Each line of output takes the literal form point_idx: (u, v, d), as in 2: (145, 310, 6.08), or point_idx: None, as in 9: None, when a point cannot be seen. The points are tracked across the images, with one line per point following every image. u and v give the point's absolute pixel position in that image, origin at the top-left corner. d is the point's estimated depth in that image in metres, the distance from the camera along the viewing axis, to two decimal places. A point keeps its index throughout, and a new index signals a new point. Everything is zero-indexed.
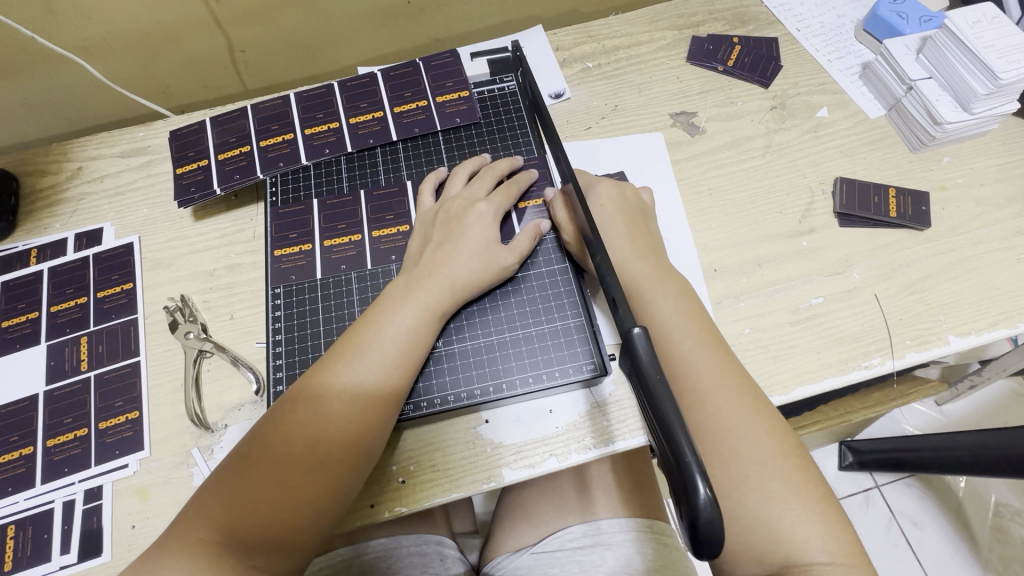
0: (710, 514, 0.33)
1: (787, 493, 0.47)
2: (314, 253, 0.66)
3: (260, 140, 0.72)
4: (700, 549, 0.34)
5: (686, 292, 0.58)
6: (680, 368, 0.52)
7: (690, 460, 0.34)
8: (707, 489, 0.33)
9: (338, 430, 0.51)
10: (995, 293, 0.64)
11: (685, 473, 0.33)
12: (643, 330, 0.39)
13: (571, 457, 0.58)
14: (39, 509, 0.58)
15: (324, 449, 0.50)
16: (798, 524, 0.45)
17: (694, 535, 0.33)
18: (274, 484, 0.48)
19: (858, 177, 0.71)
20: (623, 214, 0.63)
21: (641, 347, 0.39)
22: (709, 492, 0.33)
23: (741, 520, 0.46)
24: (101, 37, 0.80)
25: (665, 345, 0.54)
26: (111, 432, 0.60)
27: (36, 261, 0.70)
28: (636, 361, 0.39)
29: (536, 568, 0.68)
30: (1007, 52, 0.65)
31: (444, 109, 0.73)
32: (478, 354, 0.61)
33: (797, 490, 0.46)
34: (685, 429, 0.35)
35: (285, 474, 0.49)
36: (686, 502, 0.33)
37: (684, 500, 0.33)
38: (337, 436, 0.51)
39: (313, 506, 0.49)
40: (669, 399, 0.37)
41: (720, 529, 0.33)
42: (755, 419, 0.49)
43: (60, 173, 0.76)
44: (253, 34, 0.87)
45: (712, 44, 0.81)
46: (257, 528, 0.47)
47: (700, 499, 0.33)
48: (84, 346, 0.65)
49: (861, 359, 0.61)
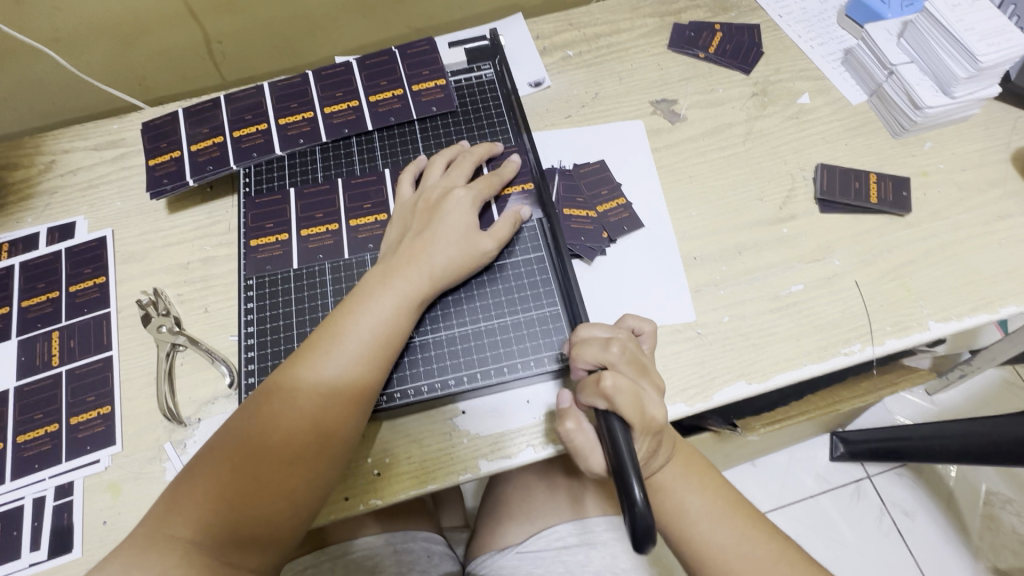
0: (644, 511, 0.40)
1: None
2: (291, 243, 0.65)
3: (234, 130, 0.70)
4: (639, 545, 0.41)
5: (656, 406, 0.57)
6: (666, 506, 0.53)
7: (627, 465, 0.43)
8: (641, 491, 0.41)
9: (316, 422, 0.50)
10: (977, 277, 0.63)
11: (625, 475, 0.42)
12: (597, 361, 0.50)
13: (548, 447, 0.57)
14: (9, 506, 0.57)
15: (301, 441, 0.49)
16: None
17: (635, 533, 0.40)
18: (250, 479, 0.48)
19: (840, 164, 0.71)
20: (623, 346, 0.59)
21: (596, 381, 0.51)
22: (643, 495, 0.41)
23: None
24: (74, 29, 0.79)
25: (660, 493, 0.53)
26: (82, 428, 0.59)
27: (8, 255, 0.69)
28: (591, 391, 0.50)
29: (522, 569, 0.67)
30: (986, 35, 0.64)
31: (420, 97, 0.72)
32: (454, 344, 0.60)
33: None
34: (627, 438, 0.45)
35: (261, 469, 0.48)
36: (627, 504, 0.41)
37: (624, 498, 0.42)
38: (314, 428, 0.50)
39: (290, 499, 0.49)
40: (618, 418, 0.46)
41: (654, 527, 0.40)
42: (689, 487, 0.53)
43: (33, 167, 0.75)
44: (229, 24, 0.86)
45: (694, 32, 0.80)
46: (233, 522, 0.47)
47: (637, 500, 0.41)
48: (56, 341, 0.64)
49: (841, 345, 0.61)
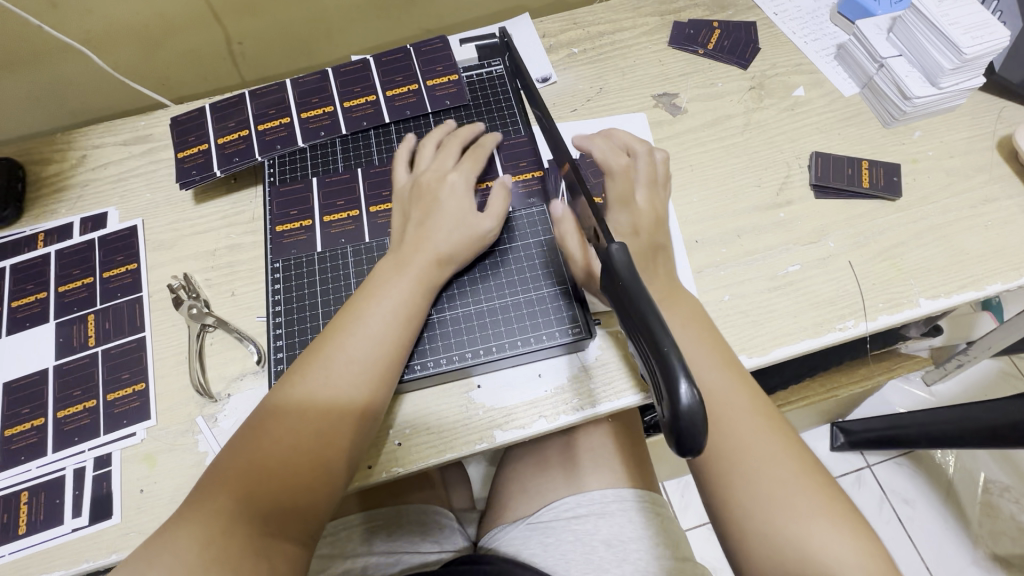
0: (692, 408, 0.34)
1: (813, 504, 0.48)
2: (314, 228, 0.69)
3: (258, 124, 0.74)
4: (686, 448, 0.35)
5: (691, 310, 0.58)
6: None
7: (676, 362, 0.35)
8: (689, 387, 0.34)
9: (347, 397, 0.54)
10: (965, 258, 0.67)
11: (669, 371, 0.35)
12: (620, 244, 0.42)
13: (560, 418, 0.60)
14: (51, 476, 0.60)
15: (334, 415, 0.53)
16: (827, 538, 0.47)
17: (681, 432, 0.34)
18: (286, 452, 0.51)
19: (833, 152, 0.74)
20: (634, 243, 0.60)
21: (619, 260, 0.41)
22: (691, 391, 0.34)
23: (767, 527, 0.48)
24: (103, 31, 0.83)
25: None
26: (119, 403, 0.63)
27: (44, 244, 0.73)
28: (613, 270, 0.41)
29: (533, 538, 0.70)
30: (971, 29, 0.68)
31: (434, 92, 0.75)
32: (469, 321, 0.63)
33: (823, 508, 0.48)
34: (671, 337, 0.36)
35: (297, 442, 0.51)
36: (670, 399, 0.34)
37: (667, 397, 0.35)
38: (345, 403, 0.53)
39: (326, 470, 0.51)
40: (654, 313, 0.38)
41: (703, 427, 0.34)
42: (740, 401, 0.53)
43: (66, 161, 0.78)
44: (250, 25, 0.90)
45: (693, 29, 0.84)
46: (273, 493, 0.49)
47: (683, 395, 0.34)
48: (91, 323, 0.68)
49: (836, 322, 0.64)
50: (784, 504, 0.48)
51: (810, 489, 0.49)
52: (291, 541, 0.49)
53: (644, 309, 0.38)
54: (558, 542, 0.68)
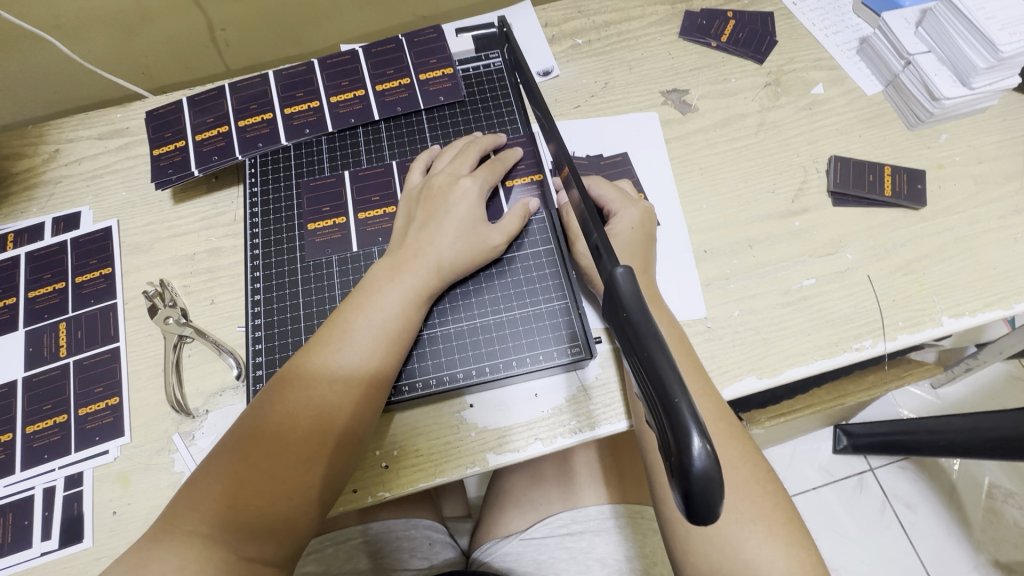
0: (706, 469, 0.28)
1: (752, 511, 0.46)
2: (349, 226, 0.65)
3: (238, 120, 0.70)
4: (697, 507, 0.29)
5: (671, 317, 0.55)
6: None
7: (679, 404, 0.30)
8: (702, 444, 0.29)
9: (331, 419, 0.49)
10: (989, 272, 0.62)
11: (677, 422, 0.29)
12: (626, 270, 0.36)
13: (556, 441, 0.57)
14: (20, 496, 0.57)
15: (316, 438, 0.49)
16: (764, 548, 0.45)
17: (690, 494, 0.29)
18: (266, 476, 0.47)
19: (853, 156, 0.70)
20: (634, 245, 0.58)
21: (623, 286, 0.36)
22: (705, 447, 0.29)
23: (723, 547, 0.45)
24: (75, 17, 0.78)
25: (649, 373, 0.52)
26: (90, 419, 0.59)
27: (13, 245, 0.69)
28: (617, 301, 0.36)
29: (525, 555, 0.67)
30: (1008, 24, 0.62)
31: (427, 87, 0.71)
32: (462, 337, 0.59)
33: (764, 514, 0.46)
34: (672, 371, 0.31)
35: (278, 465, 0.47)
36: (678, 455, 0.29)
37: (677, 452, 0.29)
38: (329, 425, 0.49)
39: (306, 495, 0.48)
40: (660, 349, 0.32)
41: (718, 489, 0.29)
42: (702, 401, 0.50)
43: (37, 156, 0.74)
44: (231, 10, 0.85)
45: (706, 19, 0.79)
46: (250, 519, 0.46)
47: (694, 453, 0.29)
48: (63, 332, 0.64)
49: (852, 341, 0.60)
50: (736, 543, 0.45)
51: (765, 527, 0.46)
52: (270, 564, 0.47)
53: (651, 349, 0.32)
54: (552, 562, 0.65)
